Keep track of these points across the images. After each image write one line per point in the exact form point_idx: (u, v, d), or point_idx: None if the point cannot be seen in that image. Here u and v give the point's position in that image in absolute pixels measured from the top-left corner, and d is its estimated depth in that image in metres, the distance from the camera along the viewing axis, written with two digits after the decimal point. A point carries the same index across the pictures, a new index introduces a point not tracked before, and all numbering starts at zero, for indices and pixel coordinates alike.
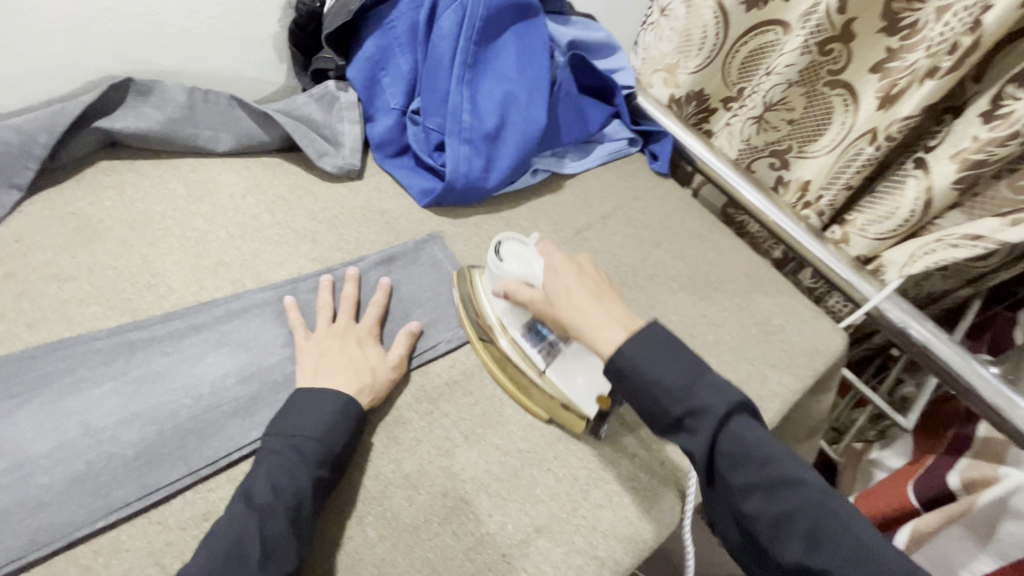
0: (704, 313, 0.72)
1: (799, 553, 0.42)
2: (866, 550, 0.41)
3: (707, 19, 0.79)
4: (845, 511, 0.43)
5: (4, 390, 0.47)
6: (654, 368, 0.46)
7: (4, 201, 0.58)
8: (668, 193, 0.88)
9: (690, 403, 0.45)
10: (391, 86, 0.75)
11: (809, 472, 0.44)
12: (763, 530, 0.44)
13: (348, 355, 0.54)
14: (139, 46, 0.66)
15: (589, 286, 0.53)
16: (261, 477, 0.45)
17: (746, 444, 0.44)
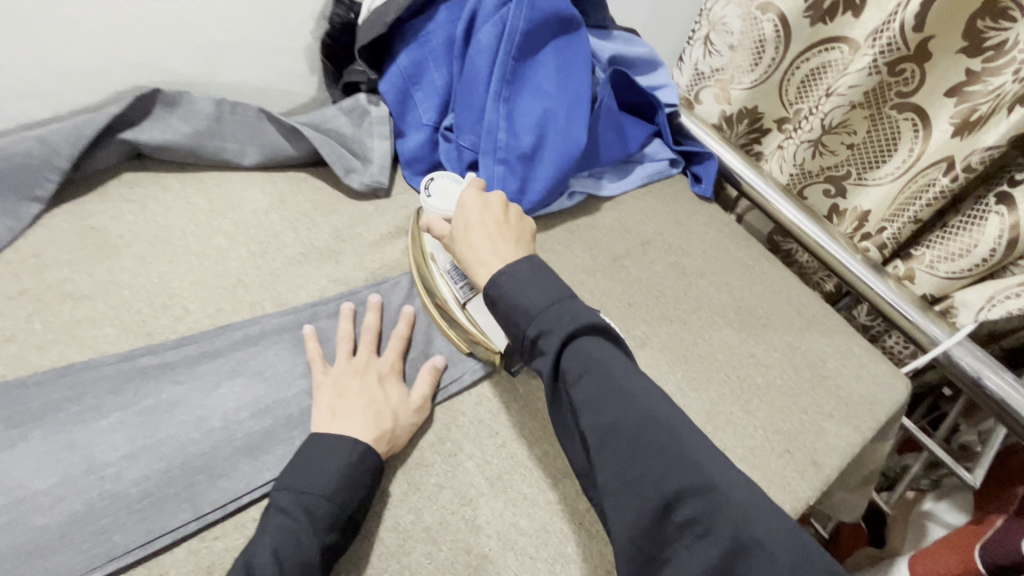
0: (751, 351, 0.67)
1: (624, 461, 0.38)
2: (685, 458, 0.37)
3: (768, 35, 0.74)
4: (673, 422, 0.39)
5: (7, 419, 0.44)
6: (518, 289, 0.46)
7: (24, 213, 0.56)
8: (711, 218, 0.82)
9: (540, 322, 0.43)
10: (424, 101, 0.71)
11: (639, 384, 0.41)
12: (594, 444, 0.39)
13: (367, 396, 0.50)
14: (169, 56, 0.64)
15: (488, 222, 0.52)
16: (265, 542, 0.40)
17: (595, 363, 0.41)
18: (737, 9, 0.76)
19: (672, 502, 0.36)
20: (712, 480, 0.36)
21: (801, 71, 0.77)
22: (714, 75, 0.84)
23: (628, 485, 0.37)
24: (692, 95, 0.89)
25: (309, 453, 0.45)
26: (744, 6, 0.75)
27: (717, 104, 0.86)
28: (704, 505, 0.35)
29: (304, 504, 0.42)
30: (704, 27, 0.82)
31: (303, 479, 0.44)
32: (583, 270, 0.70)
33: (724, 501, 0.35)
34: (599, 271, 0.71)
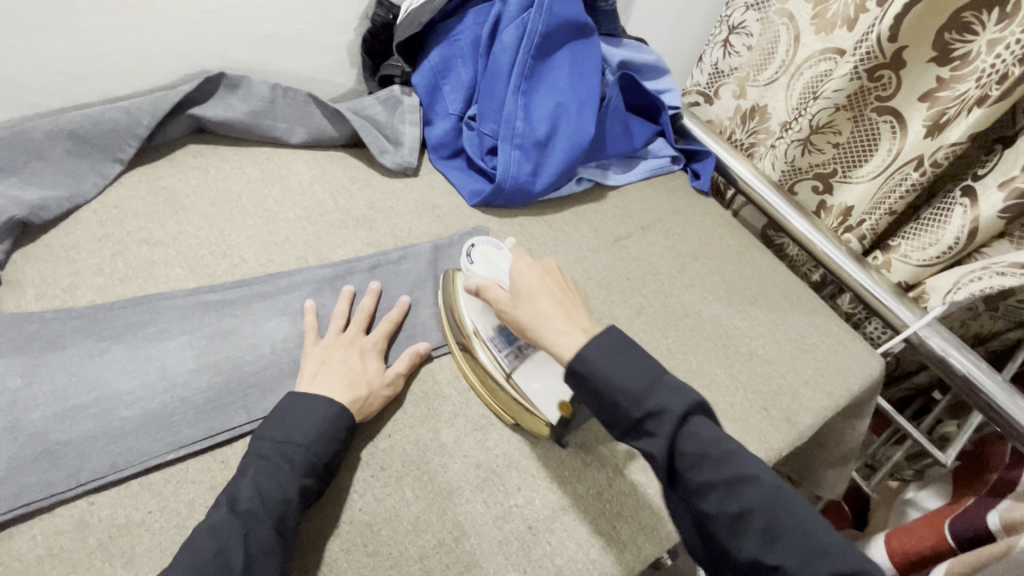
0: (738, 325, 0.73)
1: (762, 554, 0.36)
2: (833, 551, 0.36)
3: (782, 35, 0.83)
4: (806, 509, 0.38)
5: (96, 333, 0.53)
6: (610, 366, 0.42)
7: (109, 173, 0.65)
8: (708, 210, 0.90)
9: (648, 400, 0.40)
10: (450, 93, 0.80)
11: (764, 470, 0.39)
12: (722, 533, 0.38)
13: (347, 366, 0.54)
14: (232, 45, 0.73)
15: (553, 290, 0.49)
16: (247, 482, 0.44)
17: (606, 354, 0.42)
18: (756, 14, 0.85)
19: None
20: (870, 574, 0.35)
21: (801, 79, 0.83)
22: (732, 73, 0.92)
23: None
24: (712, 92, 0.97)
25: (291, 408, 0.49)
26: (762, 11, 0.84)
27: (733, 100, 0.94)
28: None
29: (280, 450, 0.47)
30: (724, 29, 0.91)
31: (281, 430, 0.48)
32: (588, 247, 0.78)
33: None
34: (603, 249, 0.78)
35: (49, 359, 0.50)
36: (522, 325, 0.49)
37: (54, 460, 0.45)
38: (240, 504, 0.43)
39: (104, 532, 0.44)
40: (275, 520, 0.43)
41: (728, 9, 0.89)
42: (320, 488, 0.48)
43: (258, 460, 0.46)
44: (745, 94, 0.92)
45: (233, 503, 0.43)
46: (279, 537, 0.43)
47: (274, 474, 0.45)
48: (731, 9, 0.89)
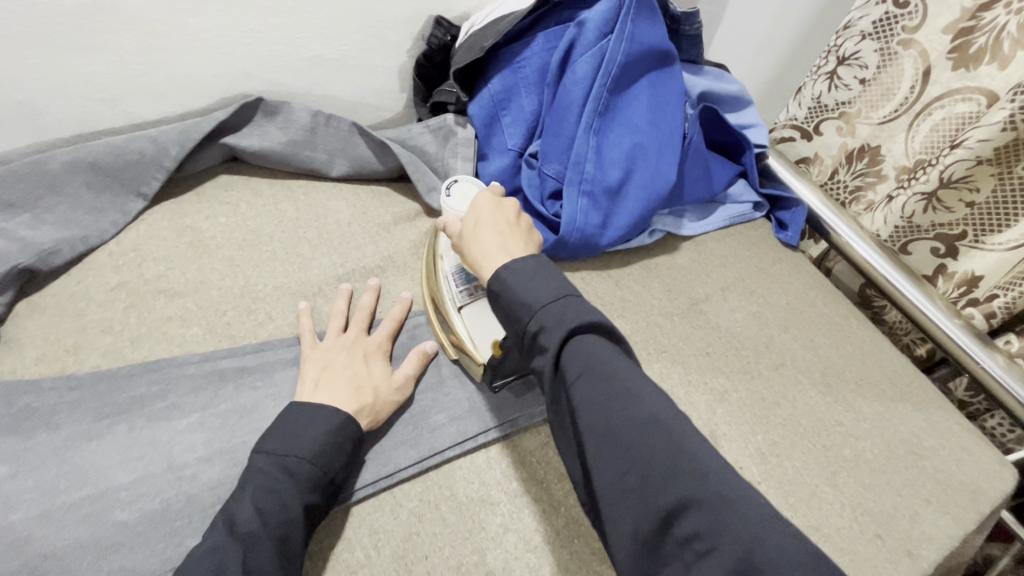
0: (839, 419, 0.62)
1: (623, 467, 0.37)
2: (692, 468, 0.35)
3: (907, 71, 0.70)
4: (681, 431, 0.38)
5: (97, 410, 0.46)
6: (520, 283, 0.45)
7: (130, 209, 0.59)
8: (797, 268, 0.78)
9: (542, 317, 0.42)
10: (510, 126, 0.71)
11: (647, 391, 0.40)
12: (595, 448, 0.39)
13: (350, 370, 0.50)
14: (273, 67, 0.66)
15: (498, 220, 0.51)
16: (245, 500, 0.40)
17: (527, 275, 0.45)
18: (874, 44, 0.73)
19: (673, 511, 0.34)
20: (719, 491, 0.34)
21: (927, 121, 0.71)
22: (839, 109, 0.79)
23: (624, 493, 0.37)
24: (811, 127, 0.83)
25: (291, 418, 0.45)
26: (882, 41, 0.72)
27: (838, 138, 0.81)
28: (709, 518, 0.33)
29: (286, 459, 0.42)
30: (833, 60, 0.78)
31: (282, 440, 0.43)
32: (661, 312, 0.67)
33: (734, 517, 0.33)
34: (677, 314, 0.67)
35: (40, 443, 0.43)
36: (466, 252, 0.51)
37: None
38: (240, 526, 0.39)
39: None
40: (278, 537, 0.39)
41: (838, 37, 0.77)
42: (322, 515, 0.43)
43: (260, 470, 0.42)
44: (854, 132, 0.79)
45: (231, 525, 0.38)
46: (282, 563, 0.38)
47: (276, 489, 0.40)
48: (841, 38, 0.76)
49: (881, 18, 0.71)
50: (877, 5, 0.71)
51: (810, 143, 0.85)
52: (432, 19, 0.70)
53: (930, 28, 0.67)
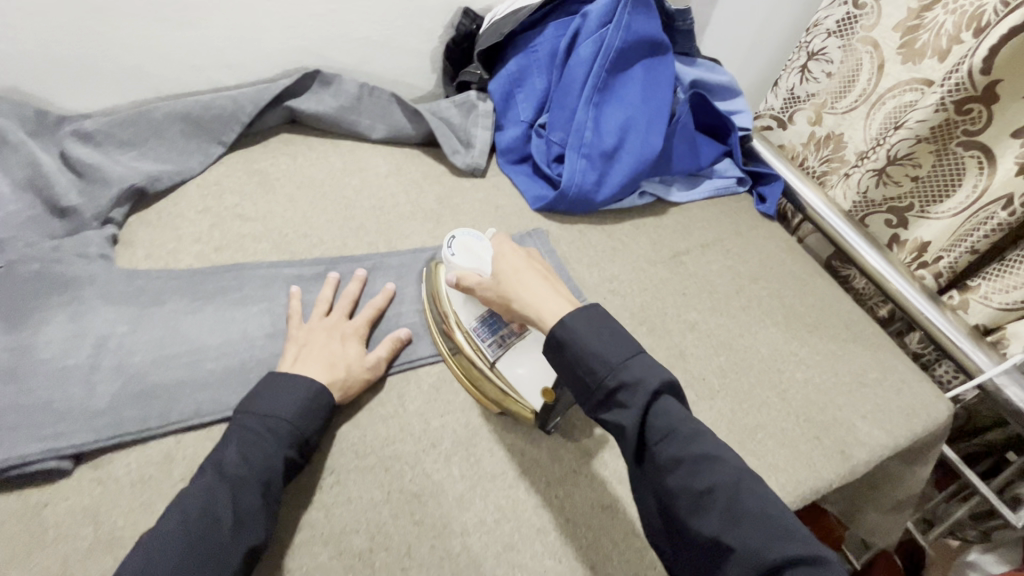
0: (795, 351, 0.72)
1: (719, 525, 0.39)
2: (782, 526, 0.39)
3: (866, 65, 0.82)
4: (760, 488, 0.41)
5: (192, 294, 0.59)
6: (594, 340, 0.46)
7: (212, 153, 0.72)
8: (771, 234, 0.89)
9: (624, 374, 0.45)
10: (523, 101, 0.83)
11: (726, 450, 0.43)
12: (685, 504, 0.41)
13: (327, 350, 0.54)
14: (330, 46, 0.80)
15: (535, 272, 0.54)
16: (232, 448, 0.45)
17: (595, 330, 0.47)
18: (838, 41, 0.85)
19: (775, 569, 0.37)
20: (813, 550, 0.38)
21: (883, 109, 0.81)
22: (810, 99, 0.91)
23: (721, 551, 0.39)
24: (786, 117, 0.96)
25: (271, 386, 0.50)
26: (845, 39, 0.84)
27: (808, 126, 0.93)
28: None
29: (265, 424, 0.47)
30: (803, 56, 0.90)
31: (264, 404, 0.48)
32: (646, 260, 0.78)
33: (830, 573, 0.36)
34: (660, 262, 0.78)
35: (150, 311, 0.56)
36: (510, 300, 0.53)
37: (148, 399, 0.50)
38: (226, 468, 0.44)
39: (185, 467, 0.48)
40: (262, 486, 0.44)
41: (809, 34, 0.89)
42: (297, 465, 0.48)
43: (242, 431, 0.47)
44: (821, 121, 0.91)
45: (220, 467, 0.44)
46: (265, 504, 0.43)
47: (260, 444, 0.46)
48: (810, 35, 0.89)
49: (843, 17, 0.83)
50: (840, 7, 0.83)
51: (784, 131, 0.98)
52: (460, 10, 0.84)
53: (882, 27, 0.80)
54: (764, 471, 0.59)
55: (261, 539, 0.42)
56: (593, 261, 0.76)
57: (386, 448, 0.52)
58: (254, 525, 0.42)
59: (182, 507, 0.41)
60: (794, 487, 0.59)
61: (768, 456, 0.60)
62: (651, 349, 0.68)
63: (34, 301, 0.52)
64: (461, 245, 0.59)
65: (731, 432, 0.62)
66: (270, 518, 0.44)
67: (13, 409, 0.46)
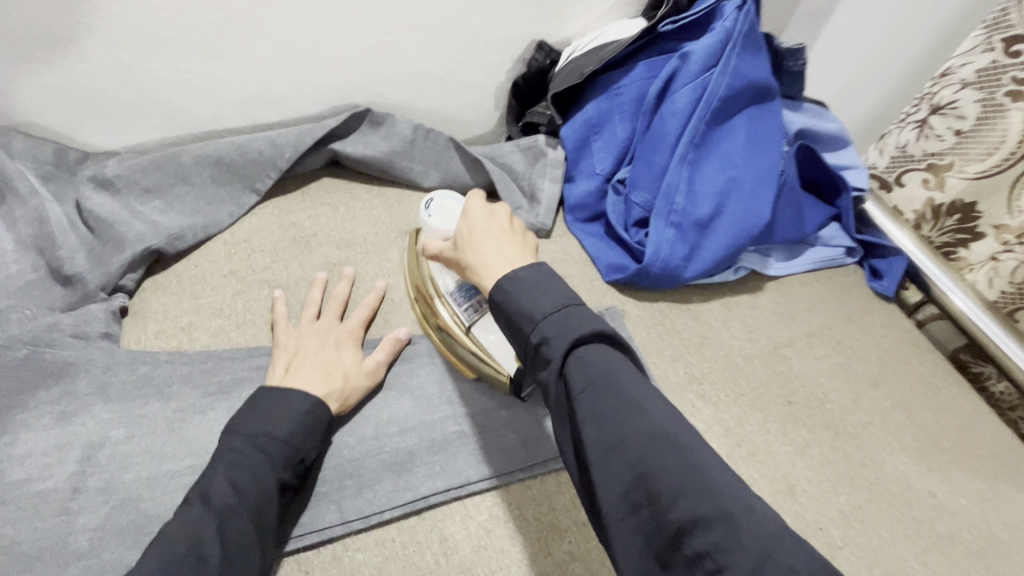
0: (933, 491, 0.57)
1: (629, 480, 0.34)
2: (700, 480, 0.32)
3: (1014, 124, 0.68)
4: (686, 440, 0.35)
5: (204, 387, 0.49)
6: (524, 292, 0.43)
7: (244, 203, 0.63)
8: (889, 322, 0.74)
9: (545, 328, 0.40)
10: (601, 151, 0.71)
11: (652, 400, 0.37)
12: (601, 461, 0.36)
13: (319, 357, 0.50)
14: (383, 81, 0.70)
15: (493, 227, 0.49)
16: (219, 475, 0.39)
17: (525, 280, 0.43)
18: (974, 94, 0.71)
19: (681, 529, 0.31)
20: (728, 508, 0.31)
21: None
22: (927, 160, 0.78)
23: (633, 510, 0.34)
24: (892, 178, 0.83)
25: (261, 403, 0.44)
26: (986, 92, 0.70)
27: (924, 190, 0.79)
28: (719, 534, 0.30)
29: (254, 445, 0.42)
30: (924, 109, 0.77)
31: (253, 423, 0.43)
32: (741, 353, 0.65)
33: (746, 533, 0.30)
34: (758, 356, 0.65)
35: (152, 411, 0.46)
36: (464, 262, 0.49)
37: (138, 540, 0.40)
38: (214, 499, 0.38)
39: None
40: (253, 509, 0.39)
41: (935, 84, 0.75)
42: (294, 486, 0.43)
43: (227, 455, 0.41)
44: (942, 186, 0.77)
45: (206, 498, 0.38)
46: (258, 533, 0.39)
47: (250, 465, 0.40)
48: (936, 86, 0.75)
49: (987, 66, 0.69)
50: (983, 53, 0.69)
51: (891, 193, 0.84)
52: (535, 43, 0.72)
53: None
54: None
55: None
56: (678, 353, 0.63)
57: None
58: (247, 558, 0.37)
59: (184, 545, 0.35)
60: None
61: None
62: (751, 479, 0.54)
63: (19, 397, 0.44)
64: (439, 210, 0.57)
65: None
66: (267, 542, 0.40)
67: None
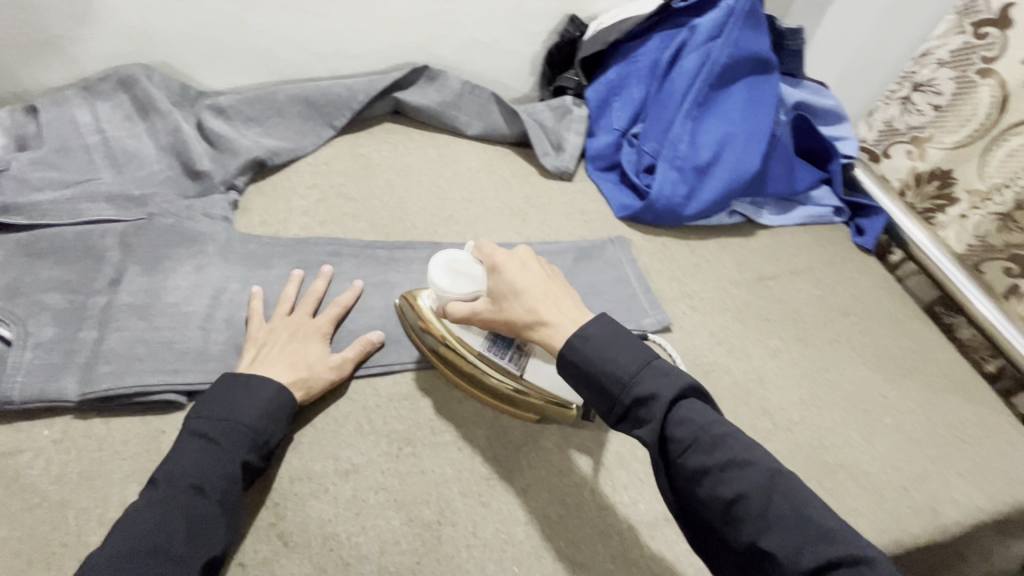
0: (885, 395, 0.67)
1: (754, 536, 0.38)
2: (818, 527, 0.37)
3: (983, 98, 0.78)
4: (790, 483, 0.39)
5: (296, 261, 0.63)
6: (602, 354, 0.44)
7: (323, 135, 0.78)
8: (866, 269, 0.84)
9: (640, 388, 0.42)
10: (618, 110, 0.84)
11: (754, 451, 0.41)
12: (718, 517, 0.39)
13: (289, 351, 0.52)
14: (439, 44, 0.84)
15: (534, 282, 0.49)
16: (184, 459, 0.43)
17: (597, 339, 0.44)
18: (950, 72, 0.82)
19: (813, 574, 0.36)
20: (848, 547, 0.36)
21: (995, 156, 0.77)
22: (910, 133, 0.88)
23: (760, 558, 0.38)
24: (880, 150, 0.93)
25: (225, 392, 0.47)
26: (959, 70, 0.81)
27: (907, 161, 0.89)
28: (850, 575, 0.35)
29: (220, 432, 0.44)
30: (907, 87, 0.88)
31: (220, 411, 0.46)
32: (729, 280, 0.76)
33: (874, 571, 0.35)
34: (744, 284, 0.76)
35: (259, 273, 0.61)
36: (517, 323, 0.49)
37: None
38: (177, 477, 0.42)
39: None
40: (218, 490, 0.42)
41: (917, 64, 0.87)
42: (260, 468, 0.46)
43: (194, 440, 0.44)
44: (923, 156, 0.86)
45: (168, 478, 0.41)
46: (223, 511, 0.42)
47: (211, 453, 0.43)
48: (918, 66, 0.86)
49: (960, 47, 0.80)
50: (956, 36, 0.81)
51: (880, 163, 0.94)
52: (567, 17, 0.86)
53: (1008, 60, 0.75)
54: (842, 513, 0.56)
55: (221, 546, 0.41)
56: (675, 275, 0.75)
57: (460, 429, 0.54)
58: (210, 534, 0.40)
59: (154, 521, 0.39)
60: (876, 535, 0.55)
61: (847, 498, 0.57)
62: (729, 369, 0.66)
63: (168, 251, 0.58)
64: (449, 271, 0.53)
65: (808, 469, 0.59)
66: (231, 525, 0.43)
67: (142, 342, 0.51)
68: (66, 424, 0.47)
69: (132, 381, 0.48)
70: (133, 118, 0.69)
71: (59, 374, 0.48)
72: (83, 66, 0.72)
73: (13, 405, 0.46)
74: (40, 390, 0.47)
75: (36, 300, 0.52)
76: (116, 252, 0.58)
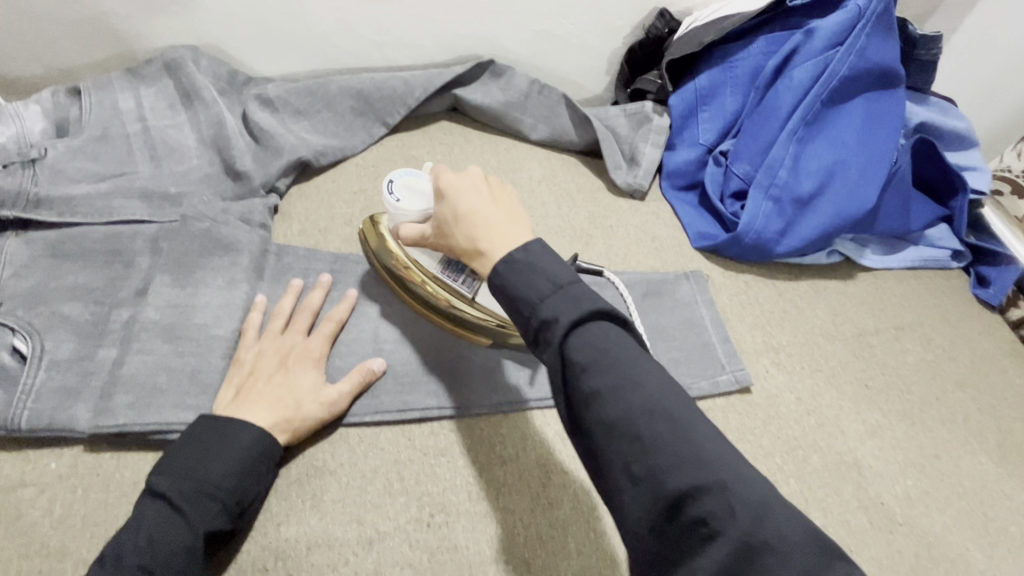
0: (1010, 496, 0.56)
1: (628, 459, 0.31)
2: (695, 455, 0.30)
3: None
4: (685, 416, 0.32)
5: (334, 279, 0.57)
6: (517, 273, 0.36)
7: (374, 134, 0.71)
8: (989, 330, 0.71)
9: (544, 310, 0.35)
10: (706, 121, 0.73)
11: (648, 372, 0.33)
12: (602, 443, 0.32)
13: (277, 384, 0.46)
14: (508, 37, 0.75)
15: (477, 203, 0.41)
16: (136, 532, 0.37)
17: (523, 263, 0.36)
18: None
19: (679, 505, 0.29)
20: (723, 477, 0.29)
21: None
22: None
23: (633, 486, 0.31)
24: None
25: (192, 442, 0.41)
26: None
27: None
28: (716, 501, 0.29)
29: (181, 494, 0.38)
30: None
31: (183, 466, 0.40)
32: (822, 333, 0.65)
33: (738, 497, 0.29)
34: (840, 338, 0.65)
35: None
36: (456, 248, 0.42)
37: None
38: (127, 556, 0.36)
39: (303, 467, 0.46)
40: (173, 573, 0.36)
41: None
42: (232, 530, 0.40)
43: (153, 504, 0.38)
44: None
45: (118, 557, 0.36)
46: None
47: (168, 521, 0.37)
48: None
49: None
50: None
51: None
52: (657, 11, 0.75)
53: None
54: None
55: None
56: (759, 323, 0.65)
57: (501, 498, 0.47)
58: None
59: None
60: None
61: None
62: (817, 445, 0.56)
63: (198, 261, 0.53)
64: (404, 188, 0.49)
65: None
66: None
67: (163, 369, 0.46)
68: (77, 456, 0.43)
69: (148, 418, 0.44)
70: (177, 106, 0.64)
71: (71, 400, 0.44)
72: (131, 47, 0.67)
73: (21, 432, 0.42)
74: (50, 418, 0.43)
75: (55, 310, 0.48)
76: (147, 258, 0.54)
